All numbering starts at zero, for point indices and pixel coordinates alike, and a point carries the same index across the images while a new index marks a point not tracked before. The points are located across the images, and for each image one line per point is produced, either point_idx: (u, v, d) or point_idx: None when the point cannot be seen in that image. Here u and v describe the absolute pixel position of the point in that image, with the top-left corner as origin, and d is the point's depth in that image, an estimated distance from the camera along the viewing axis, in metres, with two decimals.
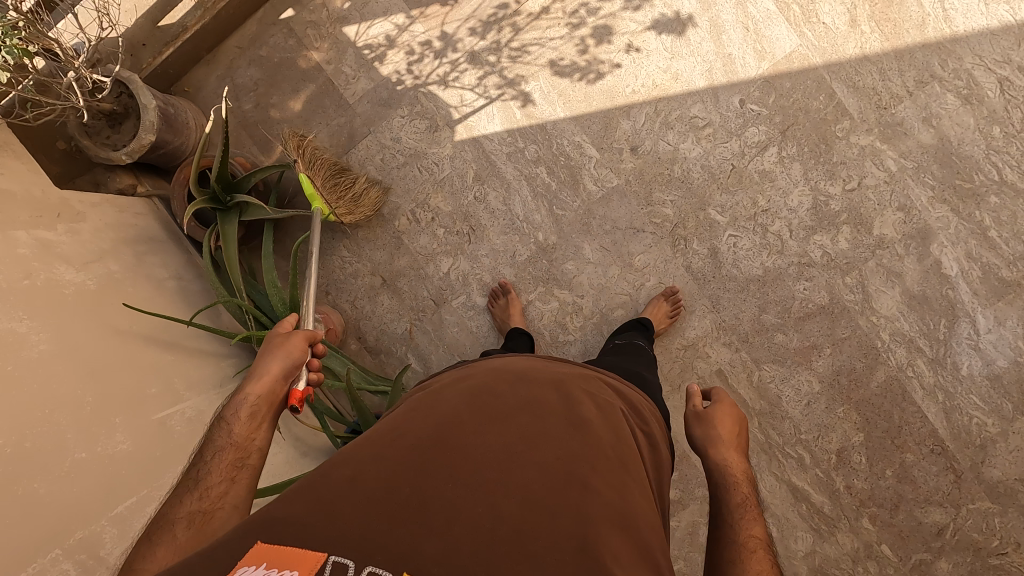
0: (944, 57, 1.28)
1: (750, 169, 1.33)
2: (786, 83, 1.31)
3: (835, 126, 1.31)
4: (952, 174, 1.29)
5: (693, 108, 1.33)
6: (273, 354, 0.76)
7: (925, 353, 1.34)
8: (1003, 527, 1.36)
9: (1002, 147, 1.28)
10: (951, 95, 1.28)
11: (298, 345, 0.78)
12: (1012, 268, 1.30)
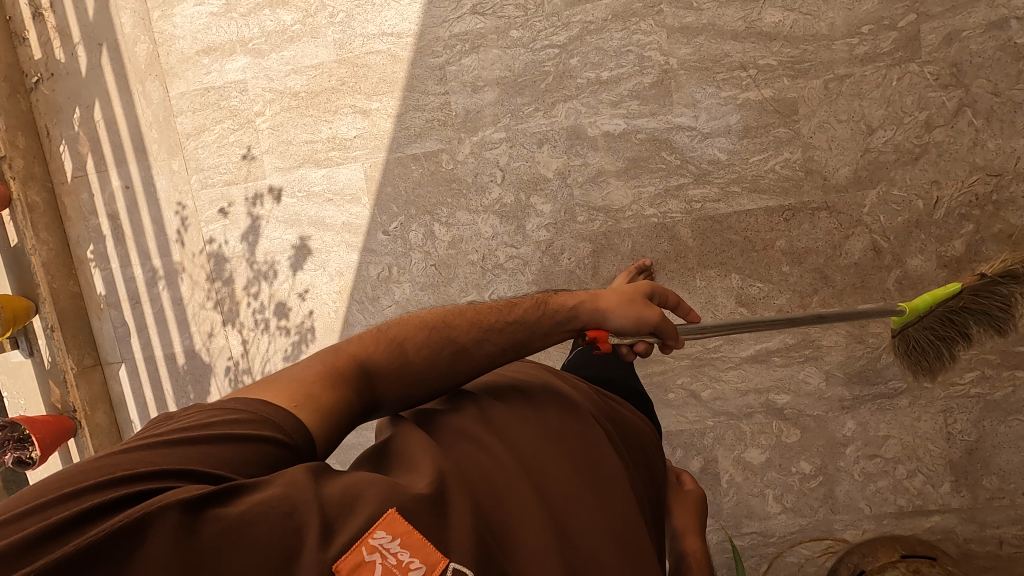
0: (430, 52, 1.34)
1: (443, 252, 1.41)
2: (388, 190, 1.41)
3: (442, 166, 1.38)
4: (534, 88, 1.32)
5: (371, 270, 1.45)
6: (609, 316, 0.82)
7: (687, 182, 1.30)
8: (908, 188, 1.23)
9: (532, 34, 1.30)
10: (465, 59, 1.33)
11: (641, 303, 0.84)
12: (646, 71, 1.28)
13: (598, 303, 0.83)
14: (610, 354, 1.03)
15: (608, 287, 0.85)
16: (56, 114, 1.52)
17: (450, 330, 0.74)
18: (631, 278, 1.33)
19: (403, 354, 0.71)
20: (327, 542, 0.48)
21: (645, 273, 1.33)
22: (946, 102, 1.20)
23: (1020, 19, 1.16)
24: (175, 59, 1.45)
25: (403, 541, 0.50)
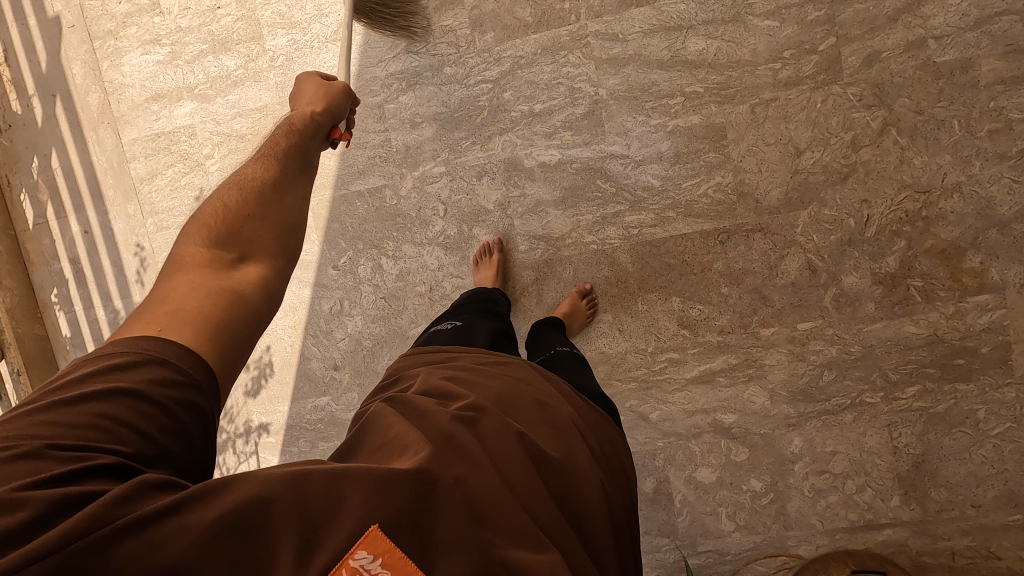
0: (369, 92, 1.37)
1: (391, 284, 1.44)
2: (335, 226, 1.44)
3: (386, 200, 1.41)
4: (470, 122, 1.35)
5: (323, 304, 1.48)
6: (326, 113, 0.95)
7: (623, 209, 1.32)
8: (839, 207, 1.25)
9: (466, 70, 1.33)
10: (402, 97, 1.36)
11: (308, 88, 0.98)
12: (578, 102, 1.30)
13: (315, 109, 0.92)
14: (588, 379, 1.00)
15: (298, 91, 0.97)
16: (16, 164, 1.57)
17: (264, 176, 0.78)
18: (575, 303, 1.34)
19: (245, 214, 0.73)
20: (305, 548, 0.50)
21: (585, 298, 1.35)
22: (871, 122, 1.21)
23: (937, 39, 1.17)
24: (126, 107, 1.48)
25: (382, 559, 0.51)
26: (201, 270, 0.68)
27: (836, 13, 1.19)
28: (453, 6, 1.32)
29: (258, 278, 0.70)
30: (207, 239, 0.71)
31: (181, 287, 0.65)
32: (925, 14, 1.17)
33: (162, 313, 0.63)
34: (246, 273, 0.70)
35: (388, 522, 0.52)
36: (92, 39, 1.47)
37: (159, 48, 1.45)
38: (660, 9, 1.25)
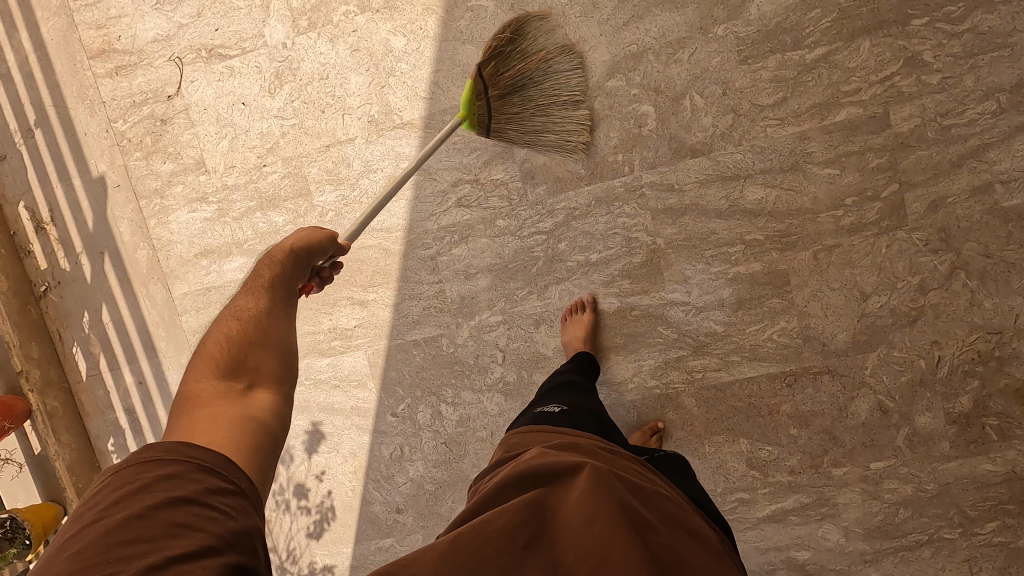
0: (421, 244, 1.36)
1: (451, 430, 1.42)
2: (392, 374, 1.43)
3: (443, 349, 1.40)
4: (525, 273, 1.34)
5: (382, 449, 1.47)
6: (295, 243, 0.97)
7: (686, 353, 1.31)
8: (909, 349, 1.23)
9: (519, 222, 1.32)
10: (455, 249, 1.35)
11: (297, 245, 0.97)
12: (635, 250, 1.29)
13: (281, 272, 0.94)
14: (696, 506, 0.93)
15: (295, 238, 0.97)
16: (66, 318, 1.56)
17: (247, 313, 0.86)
18: (644, 438, 1.32)
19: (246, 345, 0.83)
20: None
21: (655, 434, 1.32)
22: (938, 265, 1.20)
23: (1004, 183, 1.15)
24: (175, 262, 1.48)
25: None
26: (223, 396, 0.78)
27: (898, 159, 1.17)
28: (504, 160, 1.31)
29: (268, 405, 0.79)
30: (218, 370, 0.81)
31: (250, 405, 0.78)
32: (990, 159, 1.15)
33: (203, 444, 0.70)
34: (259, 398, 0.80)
35: None
36: (138, 198, 1.47)
37: (207, 206, 1.44)
38: (716, 160, 1.23)
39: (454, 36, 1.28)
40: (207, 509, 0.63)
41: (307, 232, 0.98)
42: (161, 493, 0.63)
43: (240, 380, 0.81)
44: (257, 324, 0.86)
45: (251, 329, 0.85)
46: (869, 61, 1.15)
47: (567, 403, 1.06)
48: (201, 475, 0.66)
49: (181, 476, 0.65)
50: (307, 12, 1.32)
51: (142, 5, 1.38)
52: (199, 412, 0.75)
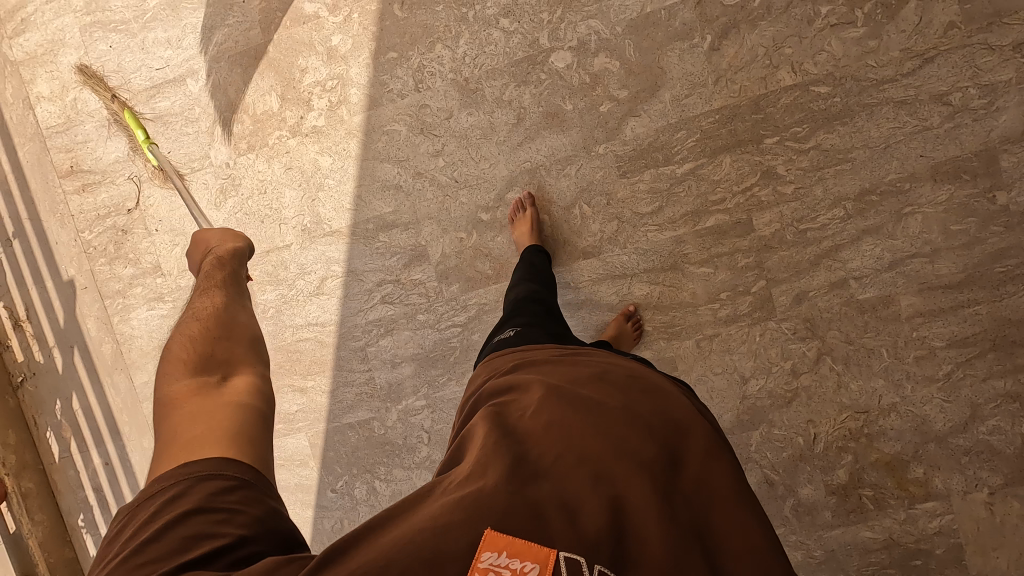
0: (352, 336, 1.51)
1: (384, 504, 1.54)
2: (331, 454, 1.57)
3: (374, 430, 1.53)
4: (444, 361, 1.47)
5: (323, 523, 1.59)
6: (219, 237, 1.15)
7: None
8: (787, 427, 1.35)
9: (437, 317, 1.47)
10: (382, 340, 1.50)
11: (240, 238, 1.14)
12: None
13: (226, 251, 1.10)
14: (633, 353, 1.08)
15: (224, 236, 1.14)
16: (41, 405, 1.72)
17: (213, 316, 0.92)
18: (621, 324, 1.35)
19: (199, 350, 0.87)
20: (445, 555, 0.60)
21: (631, 320, 1.36)
22: (807, 351, 1.32)
23: (857, 279, 1.29)
24: (136, 354, 1.64)
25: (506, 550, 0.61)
26: (188, 400, 0.80)
27: (763, 259, 1.32)
28: (421, 263, 1.46)
29: (247, 384, 0.84)
30: (184, 371, 0.83)
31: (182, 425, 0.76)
32: (843, 258, 1.29)
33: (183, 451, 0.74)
34: (235, 386, 0.83)
35: (505, 512, 0.62)
36: (103, 298, 1.63)
37: (163, 304, 1.60)
38: (605, 260, 1.38)
39: (374, 156, 1.44)
40: (216, 512, 0.67)
41: (230, 241, 1.12)
42: (168, 518, 0.66)
43: (214, 373, 0.83)
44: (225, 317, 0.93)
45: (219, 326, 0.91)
46: (731, 174, 1.30)
47: (523, 317, 1.13)
48: (199, 485, 0.69)
49: (183, 494, 0.68)
50: (246, 136, 1.49)
51: (104, 132, 1.56)
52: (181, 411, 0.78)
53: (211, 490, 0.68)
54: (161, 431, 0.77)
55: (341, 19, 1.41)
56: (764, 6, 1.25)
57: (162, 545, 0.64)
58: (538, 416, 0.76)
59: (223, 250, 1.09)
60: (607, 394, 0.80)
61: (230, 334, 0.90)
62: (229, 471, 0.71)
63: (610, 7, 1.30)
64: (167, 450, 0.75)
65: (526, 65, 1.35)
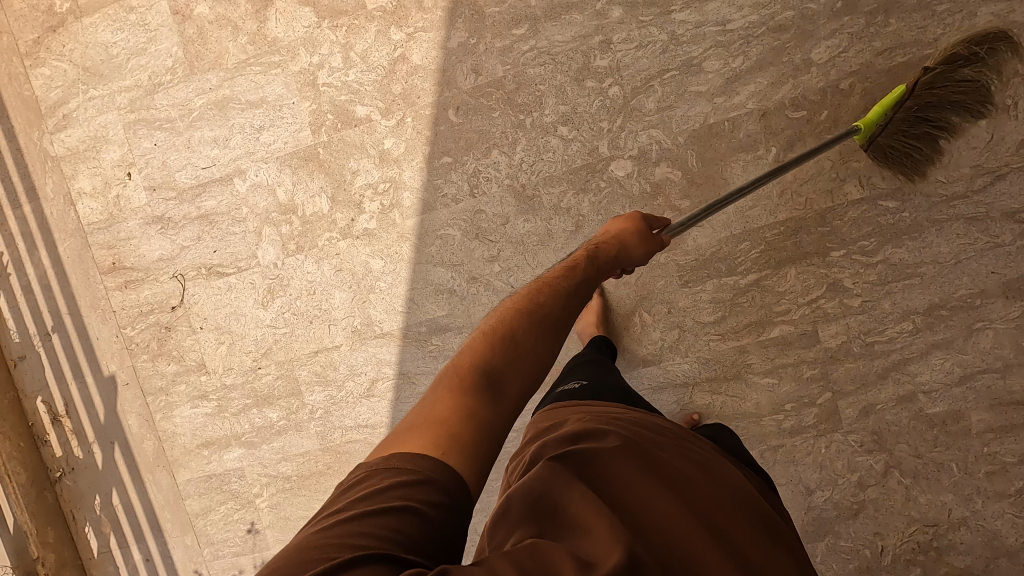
0: None
1: None
2: None
3: None
4: (498, 465, 1.44)
5: None
6: (618, 222, 1.03)
7: None
8: (854, 539, 1.33)
9: None
10: None
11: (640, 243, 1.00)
12: None
13: (615, 248, 0.98)
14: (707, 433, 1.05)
15: (610, 227, 1.02)
16: (79, 500, 1.68)
17: (528, 312, 0.83)
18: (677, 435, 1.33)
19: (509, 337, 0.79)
20: None
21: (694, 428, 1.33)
22: (874, 463, 1.30)
23: (926, 393, 1.27)
24: (179, 451, 1.61)
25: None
26: (463, 389, 0.73)
27: (829, 371, 1.30)
28: None
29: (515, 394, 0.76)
30: (477, 361, 0.76)
31: (437, 407, 0.71)
32: (912, 372, 1.26)
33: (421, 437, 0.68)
34: (510, 388, 0.75)
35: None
36: (145, 394, 1.61)
37: (208, 402, 1.57)
38: (666, 368, 1.35)
39: (427, 259, 1.42)
40: (400, 518, 0.60)
41: (630, 227, 1.00)
42: (378, 504, 0.61)
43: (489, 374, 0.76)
44: (520, 308, 0.84)
45: (509, 319, 0.82)
46: (796, 286, 1.28)
47: (590, 378, 1.11)
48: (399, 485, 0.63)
49: (401, 488, 0.62)
50: (295, 237, 1.47)
51: (147, 229, 1.54)
52: (442, 400, 0.72)
53: (428, 497, 0.62)
54: (417, 415, 0.72)
55: (393, 122, 1.39)
56: (832, 118, 1.23)
57: (366, 525, 0.59)
58: (626, 480, 0.72)
59: (621, 237, 0.99)
60: (692, 467, 0.78)
61: (516, 352, 0.79)
62: (436, 472, 0.64)
63: (672, 117, 1.28)
64: (423, 420, 0.71)
65: (585, 172, 1.33)
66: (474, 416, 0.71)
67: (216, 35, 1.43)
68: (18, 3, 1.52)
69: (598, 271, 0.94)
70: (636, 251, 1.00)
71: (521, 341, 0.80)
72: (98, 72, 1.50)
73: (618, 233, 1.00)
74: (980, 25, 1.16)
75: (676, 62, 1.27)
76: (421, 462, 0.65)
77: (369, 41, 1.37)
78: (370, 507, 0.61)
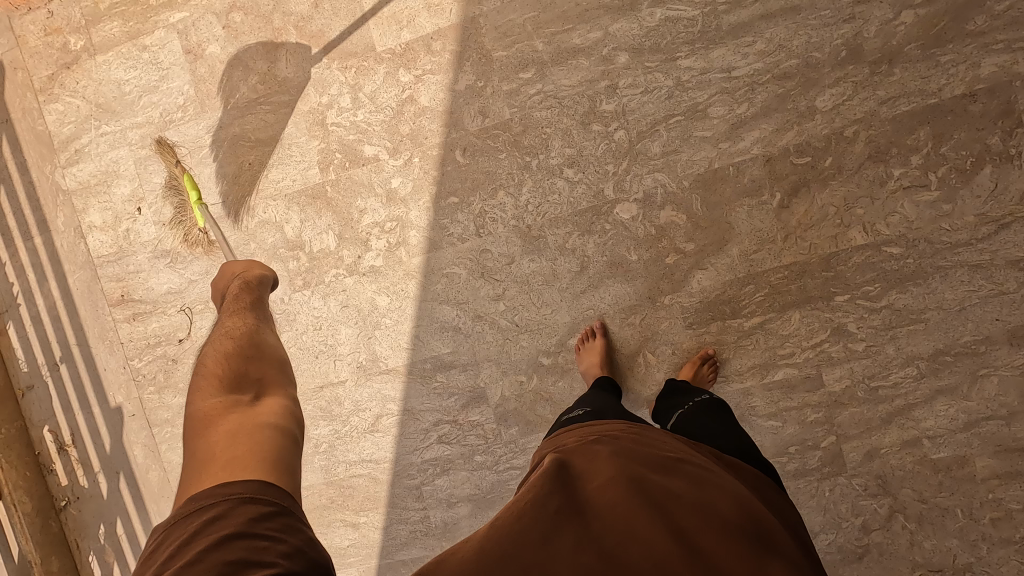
0: (406, 474, 1.49)
1: None
2: None
3: None
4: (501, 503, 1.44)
5: None
6: (252, 265, 1.17)
7: None
8: None
9: (495, 458, 1.44)
10: (437, 479, 1.47)
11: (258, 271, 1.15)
12: None
13: (247, 278, 1.12)
14: (724, 427, 1.06)
15: (236, 268, 1.16)
16: (84, 529, 1.68)
17: (244, 340, 0.95)
18: (696, 369, 1.30)
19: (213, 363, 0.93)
20: None
21: (708, 363, 1.31)
22: (878, 507, 1.29)
23: (930, 438, 1.26)
24: None
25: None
26: (224, 415, 0.82)
27: (833, 414, 1.30)
28: (479, 404, 1.44)
29: (277, 408, 0.85)
30: (218, 388, 0.87)
31: (231, 450, 0.76)
32: (916, 417, 1.26)
33: (221, 469, 0.74)
34: (267, 405, 0.85)
35: None
36: (151, 425, 1.62)
37: None
38: None
39: (432, 297, 1.43)
40: (256, 538, 0.65)
41: (252, 269, 1.15)
42: (209, 539, 0.65)
43: (247, 393, 0.87)
44: (251, 339, 0.96)
45: (244, 348, 0.94)
46: (800, 329, 1.29)
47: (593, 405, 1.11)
48: (241, 508, 0.68)
49: (224, 516, 0.67)
50: (302, 273, 1.48)
51: (156, 263, 1.55)
52: (217, 431, 0.80)
53: (244, 518, 0.67)
54: (198, 455, 0.78)
55: (401, 162, 1.40)
56: (835, 165, 1.24)
57: (205, 565, 0.62)
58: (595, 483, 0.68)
59: (243, 279, 1.11)
60: (682, 482, 0.69)
61: (255, 364, 0.92)
62: (249, 489, 0.71)
63: (677, 161, 1.29)
64: (207, 466, 0.76)
65: (590, 214, 1.34)
66: (255, 446, 0.77)
67: (228, 74, 1.46)
68: (34, 40, 1.54)
69: (253, 296, 1.09)
70: (266, 281, 1.15)
71: (233, 360, 0.91)
72: (111, 109, 1.53)
73: (252, 275, 1.13)
74: (983, 76, 1.17)
75: (681, 107, 1.28)
76: (239, 487, 0.71)
77: (378, 82, 1.39)
78: (211, 539, 0.65)
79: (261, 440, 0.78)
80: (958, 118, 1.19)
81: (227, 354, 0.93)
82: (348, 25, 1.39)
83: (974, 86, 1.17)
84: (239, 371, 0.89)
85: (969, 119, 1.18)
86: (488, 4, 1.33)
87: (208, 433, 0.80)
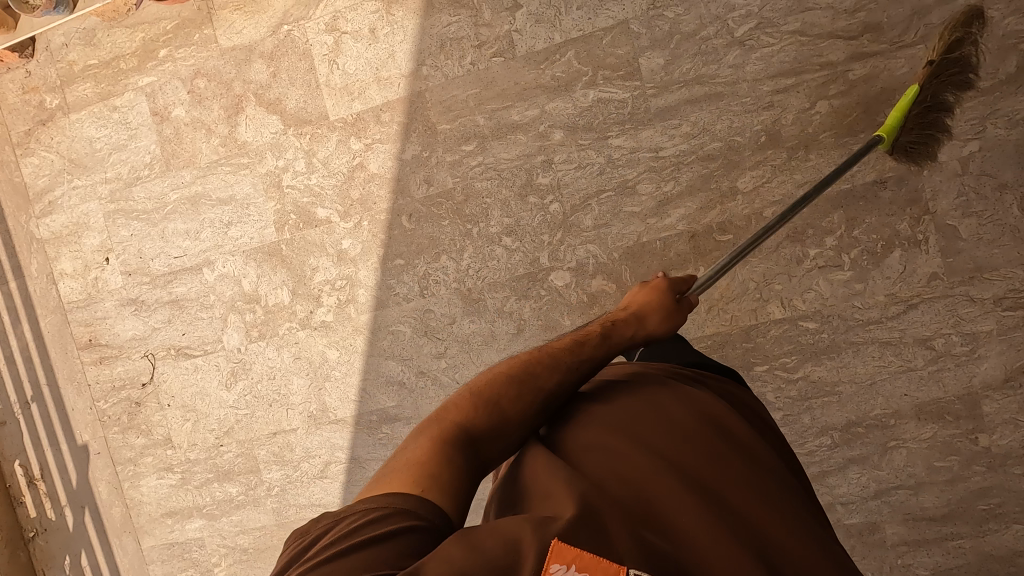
0: None
1: None
2: None
3: None
4: None
5: None
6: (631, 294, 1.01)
7: None
8: None
9: None
10: None
11: (659, 297, 0.99)
12: None
13: (633, 309, 0.98)
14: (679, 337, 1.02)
15: (636, 295, 1.00)
16: (50, 559, 1.76)
17: (541, 381, 0.83)
18: None
19: (496, 405, 0.80)
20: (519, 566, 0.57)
21: None
22: None
23: (843, 504, 1.32)
24: (144, 518, 1.69)
25: (575, 565, 0.58)
26: (444, 444, 0.73)
27: None
28: None
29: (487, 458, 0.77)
30: (449, 426, 0.77)
31: (417, 455, 0.72)
32: (830, 484, 1.33)
33: (389, 483, 0.68)
34: (485, 450, 0.77)
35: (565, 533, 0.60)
36: (115, 463, 1.69)
37: (173, 474, 1.66)
38: None
39: (379, 353, 1.50)
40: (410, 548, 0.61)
41: (643, 299, 0.99)
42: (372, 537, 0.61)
43: (461, 431, 0.76)
44: (535, 376, 0.83)
45: (523, 389, 0.82)
46: None
47: None
48: (397, 516, 0.63)
49: (383, 521, 0.63)
50: (258, 325, 1.56)
51: (122, 310, 1.63)
52: (416, 456, 0.72)
53: (407, 524, 0.63)
54: (386, 473, 0.71)
55: (351, 224, 1.48)
56: (756, 243, 1.30)
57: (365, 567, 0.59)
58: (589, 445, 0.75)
59: (638, 307, 0.97)
60: (659, 416, 0.78)
61: (517, 411, 0.80)
62: (421, 507, 0.65)
63: (608, 234, 1.36)
64: (383, 480, 0.70)
65: (526, 281, 1.41)
66: (443, 465, 0.71)
67: (191, 136, 1.54)
68: (12, 98, 1.63)
69: (624, 340, 0.94)
70: (673, 311, 0.98)
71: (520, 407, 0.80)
72: (82, 164, 1.61)
73: (641, 295, 0.99)
74: (893, 165, 1.23)
75: (612, 184, 1.35)
76: (406, 498, 0.65)
77: (330, 149, 1.47)
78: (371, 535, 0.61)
79: (443, 454, 0.72)
80: (869, 204, 1.25)
81: (495, 390, 0.81)
82: (303, 95, 1.47)
83: (884, 175, 1.24)
84: (501, 414, 0.79)
85: (880, 205, 1.25)
86: (433, 80, 1.40)
87: (404, 454, 0.73)
